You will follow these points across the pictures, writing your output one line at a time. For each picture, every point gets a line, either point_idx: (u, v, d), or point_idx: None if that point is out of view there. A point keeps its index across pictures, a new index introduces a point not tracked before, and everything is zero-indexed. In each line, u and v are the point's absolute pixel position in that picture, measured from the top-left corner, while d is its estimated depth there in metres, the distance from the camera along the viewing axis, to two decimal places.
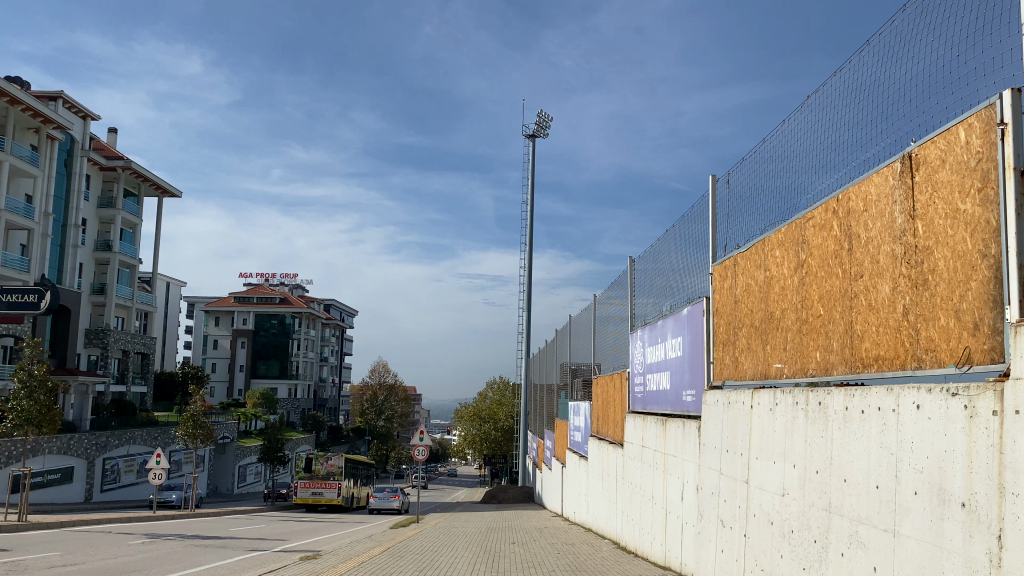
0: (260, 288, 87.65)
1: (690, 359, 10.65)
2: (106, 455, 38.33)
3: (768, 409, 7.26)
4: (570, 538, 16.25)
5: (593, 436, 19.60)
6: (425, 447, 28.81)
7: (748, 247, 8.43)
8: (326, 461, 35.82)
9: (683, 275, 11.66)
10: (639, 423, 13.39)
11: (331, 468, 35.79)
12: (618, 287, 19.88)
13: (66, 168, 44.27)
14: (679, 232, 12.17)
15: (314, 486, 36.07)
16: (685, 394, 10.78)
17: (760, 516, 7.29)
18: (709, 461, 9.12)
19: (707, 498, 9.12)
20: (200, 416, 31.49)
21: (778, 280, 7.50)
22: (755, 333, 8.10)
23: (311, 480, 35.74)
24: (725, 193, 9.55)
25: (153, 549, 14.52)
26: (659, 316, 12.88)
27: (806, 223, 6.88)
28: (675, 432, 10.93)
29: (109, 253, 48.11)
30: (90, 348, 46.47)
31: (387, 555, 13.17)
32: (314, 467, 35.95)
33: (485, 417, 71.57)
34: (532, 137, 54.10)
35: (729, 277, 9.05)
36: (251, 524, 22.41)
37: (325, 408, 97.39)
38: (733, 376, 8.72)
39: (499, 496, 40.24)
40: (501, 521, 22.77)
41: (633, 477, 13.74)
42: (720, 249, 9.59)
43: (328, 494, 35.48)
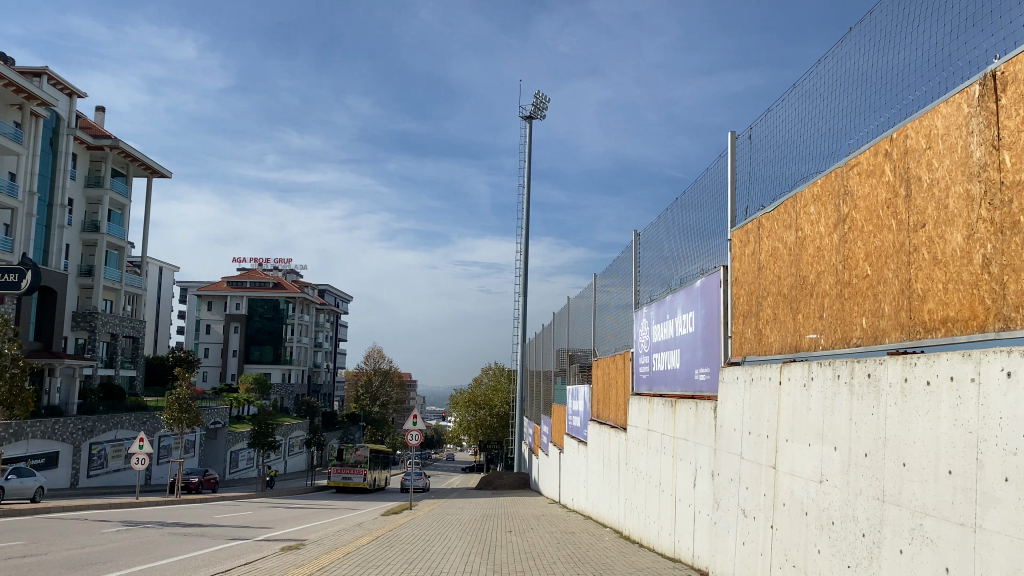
0: (253, 273, 86.65)
1: (703, 335, 9.80)
2: (92, 440, 37.49)
3: (801, 385, 6.44)
4: (569, 527, 15.46)
5: (593, 420, 18.80)
6: (419, 432, 27.91)
7: (775, 206, 7.57)
8: (355, 452, 40.28)
9: (693, 247, 10.77)
10: (644, 405, 12.56)
11: (359, 457, 40.13)
12: (618, 265, 19.01)
13: (52, 146, 43.23)
14: (686, 201, 11.26)
15: (344, 472, 40.68)
16: (697, 372, 9.95)
17: (791, 506, 6.49)
18: (727, 445, 8.29)
19: (723, 486, 8.33)
20: (187, 399, 30.60)
21: (812, 238, 6.64)
22: (783, 302, 7.25)
23: (342, 467, 40.04)
24: (746, 150, 8.66)
25: (127, 537, 13.63)
26: (667, 291, 11.97)
27: (849, 171, 6.01)
28: (686, 413, 10.12)
29: (97, 234, 47.12)
30: (77, 330, 45.54)
31: (376, 545, 12.31)
32: (345, 457, 40.52)
33: (481, 403, 70.76)
34: (529, 118, 53.18)
35: (751, 242, 8.18)
36: (237, 511, 21.58)
37: (320, 394, 96.59)
38: (755, 351, 7.89)
39: (494, 482, 39.53)
40: (496, 508, 21.95)
41: (637, 463, 12.96)
42: (740, 214, 8.71)
43: (356, 479, 39.67)
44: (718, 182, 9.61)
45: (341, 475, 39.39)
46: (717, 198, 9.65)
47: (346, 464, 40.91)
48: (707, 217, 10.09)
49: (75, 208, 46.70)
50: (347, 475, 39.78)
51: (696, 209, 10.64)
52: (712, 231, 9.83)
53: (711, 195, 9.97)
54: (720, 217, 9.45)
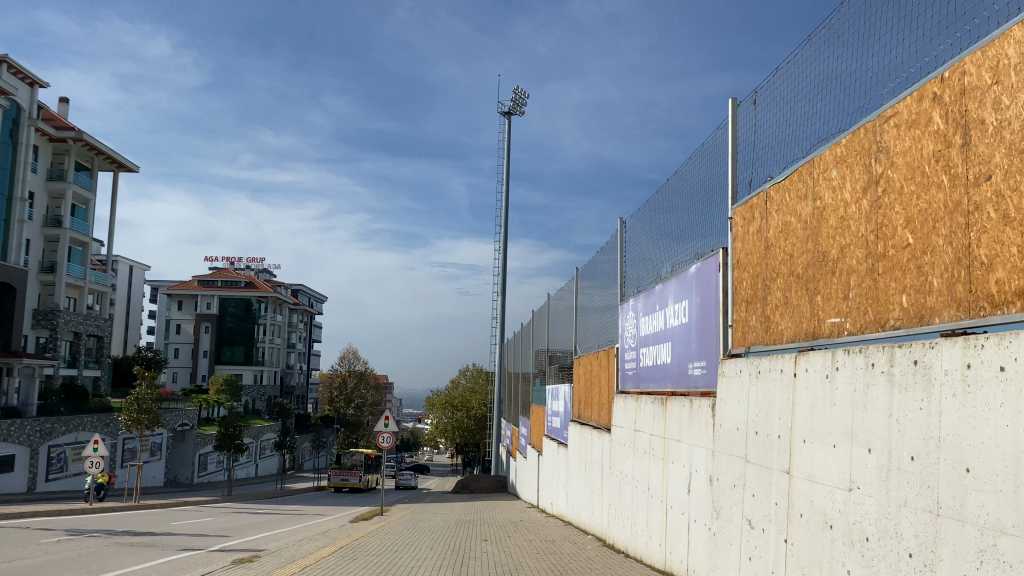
0: (225, 272, 85.10)
1: (698, 326, 8.92)
2: (51, 442, 36.00)
3: (822, 378, 5.55)
4: (549, 534, 14.55)
5: (574, 421, 17.90)
6: (391, 434, 26.87)
7: (787, 174, 6.67)
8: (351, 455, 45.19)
9: (684, 232, 9.82)
10: (631, 404, 11.65)
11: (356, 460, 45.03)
12: (599, 256, 18.18)
13: (11, 138, 41.69)
14: (677, 181, 10.35)
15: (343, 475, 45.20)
16: (690, 367, 9.08)
17: (810, 519, 5.59)
18: (727, 449, 7.40)
19: (724, 493, 7.43)
20: (146, 399, 29.29)
21: (836, 207, 5.77)
22: (797, 283, 6.37)
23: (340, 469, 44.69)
24: (750, 116, 7.74)
25: (66, 548, 12.47)
26: (656, 280, 11.06)
27: (883, 124, 5.12)
28: (677, 412, 9.25)
29: (59, 230, 45.60)
30: (38, 329, 43.98)
31: (338, 557, 11.24)
32: (342, 460, 45.46)
33: (457, 405, 69.55)
34: (508, 115, 52.35)
35: (757, 219, 7.30)
36: (197, 517, 20.51)
37: (293, 395, 95.00)
38: (762, 340, 7.01)
39: (471, 485, 38.52)
40: (473, 514, 20.99)
41: (622, 466, 12.06)
42: (744, 188, 7.81)
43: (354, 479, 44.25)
44: (717, 156, 8.69)
45: (339, 475, 43.95)
46: (714, 175, 8.72)
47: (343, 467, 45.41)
48: (702, 196, 9.16)
49: (37, 202, 45.11)
50: (345, 476, 44.25)
51: (689, 189, 9.70)
52: (708, 213, 8.89)
53: (705, 173, 9.05)
54: (718, 193, 8.53)
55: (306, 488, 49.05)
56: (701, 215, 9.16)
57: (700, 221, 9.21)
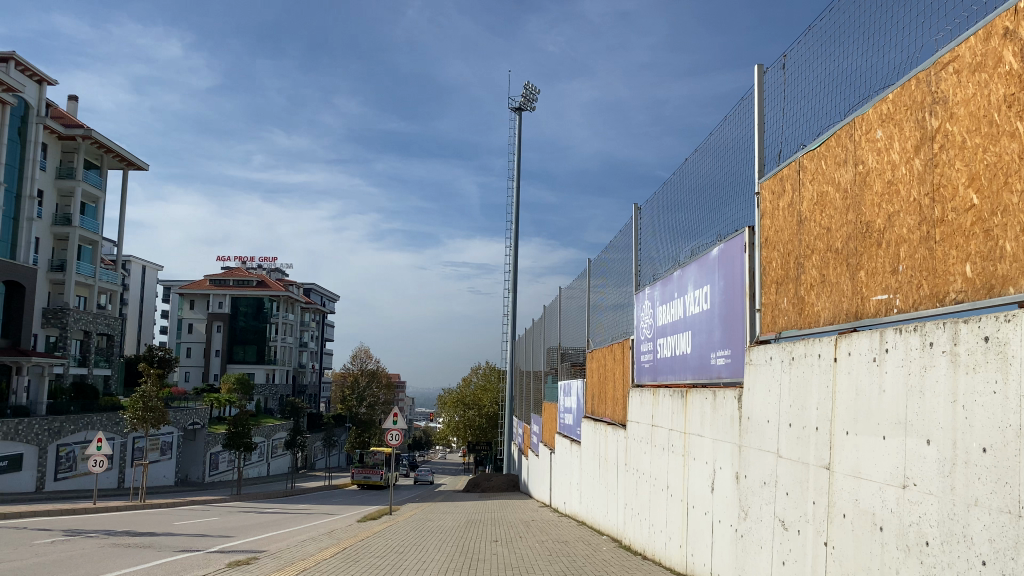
0: (236, 271, 84.94)
1: (721, 312, 8.31)
2: (60, 441, 35.71)
3: (869, 363, 4.95)
4: (563, 535, 13.95)
5: (587, 417, 17.28)
6: (400, 432, 26.33)
7: (824, 140, 6.05)
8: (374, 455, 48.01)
9: (705, 213, 9.23)
10: (648, 398, 11.03)
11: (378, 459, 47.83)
12: (612, 247, 17.54)
13: (20, 135, 41.45)
14: (697, 161, 9.75)
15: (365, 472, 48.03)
16: (713, 356, 8.46)
17: (855, 522, 4.98)
18: (756, 444, 6.80)
19: (753, 491, 6.82)
20: (151, 397, 28.90)
21: (881, 170, 5.16)
22: (835, 259, 5.76)
23: (363, 467, 47.41)
24: (779, 82, 7.12)
25: (60, 549, 11.99)
26: (675, 266, 10.44)
27: (940, 72, 4.51)
28: (698, 406, 8.64)
29: (68, 228, 45.29)
30: (48, 328, 43.73)
31: (340, 560, 10.64)
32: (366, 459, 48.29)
33: (469, 403, 69.25)
34: (519, 111, 51.84)
35: (788, 192, 6.69)
36: (201, 516, 20.03)
37: (305, 394, 94.76)
38: (795, 324, 6.40)
39: (483, 484, 37.96)
40: (484, 513, 20.43)
41: (638, 464, 11.47)
42: (772, 161, 7.19)
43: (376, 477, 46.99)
44: (741, 128, 8.08)
45: (362, 473, 46.68)
46: (740, 148, 8.11)
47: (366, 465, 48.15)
48: (726, 173, 8.54)
49: (46, 200, 44.85)
50: (368, 473, 47.06)
51: (711, 166, 9.09)
52: (732, 191, 8.29)
53: (730, 147, 8.42)
54: (744, 168, 7.92)
55: (318, 486, 48.58)
56: (724, 193, 8.55)
57: (722, 201, 8.59)
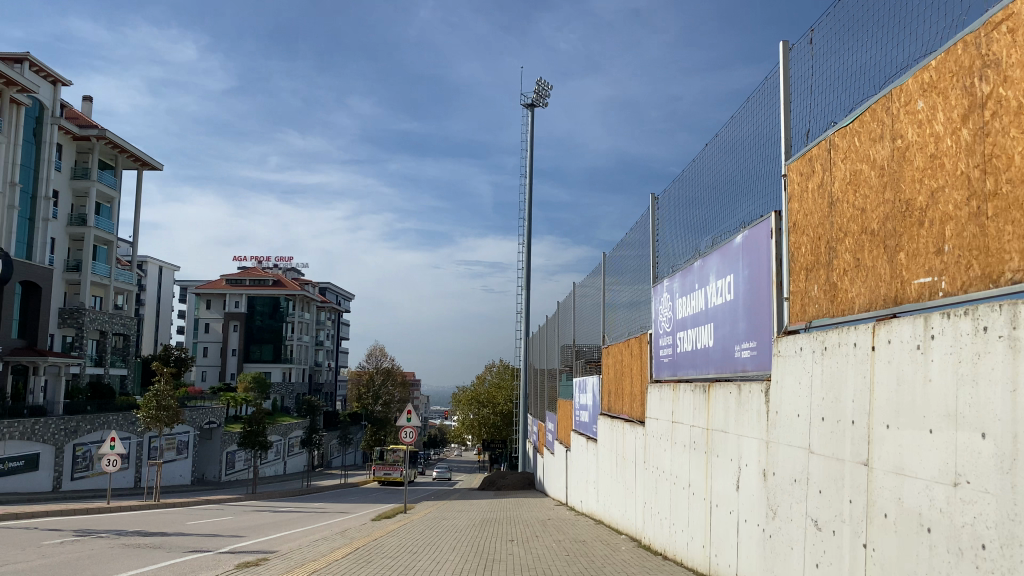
0: (252, 270, 85.08)
1: (745, 302, 7.95)
2: (77, 441, 35.69)
3: (912, 351, 4.60)
4: (580, 535, 13.61)
5: (604, 414, 16.93)
6: (414, 429, 26.06)
7: (857, 115, 5.67)
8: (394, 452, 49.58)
9: (729, 199, 8.86)
10: (668, 393, 10.68)
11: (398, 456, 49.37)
12: (626, 240, 17.14)
13: (35, 136, 41.50)
14: (720, 146, 9.38)
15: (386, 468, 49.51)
16: (738, 349, 8.10)
17: (899, 523, 4.62)
18: (784, 439, 6.45)
19: (781, 490, 6.47)
20: (164, 396, 28.77)
21: (922, 143, 4.78)
22: (872, 242, 5.39)
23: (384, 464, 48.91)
24: (806, 58, 6.72)
25: (67, 550, 11.77)
26: (696, 257, 10.06)
27: (991, 33, 4.13)
28: (722, 402, 8.27)
29: (84, 228, 45.33)
30: (64, 328, 43.79)
31: (351, 560, 10.36)
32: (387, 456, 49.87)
33: (484, 401, 69.10)
34: (531, 107, 51.50)
35: (817, 173, 6.31)
36: (214, 516, 19.84)
37: (321, 393, 94.84)
38: (827, 313, 6.03)
39: (498, 482, 37.67)
40: (499, 512, 20.12)
41: (657, 461, 11.14)
42: (800, 142, 6.80)
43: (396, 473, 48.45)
44: (766, 107, 7.71)
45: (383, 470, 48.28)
46: (766, 129, 7.73)
47: (387, 462, 49.66)
48: (751, 156, 8.17)
49: (61, 200, 44.93)
50: (389, 470, 48.58)
51: (736, 150, 8.72)
52: (758, 174, 7.92)
53: (755, 127, 8.04)
54: (771, 149, 7.55)
55: (335, 484, 48.46)
56: (750, 178, 8.17)
57: (747, 185, 8.23)
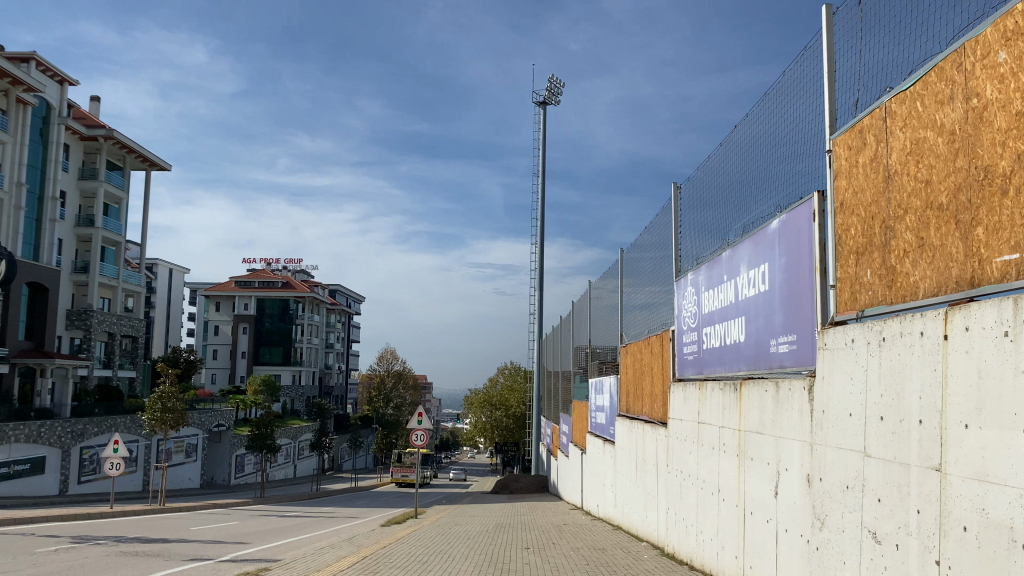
0: (262, 272, 84.75)
1: (782, 292, 7.34)
2: (83, 444, 35.31)
3: (997, 340, 3.98)
4: (599, 542, 12.99)
5: (622, 416, 16.29)
6: (426, 431, 25.44)
7: (918, 78, 5.06)
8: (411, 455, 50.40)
9: (762, 182, 8.26)
10: (694, 393, 10.06)
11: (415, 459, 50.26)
12: (642, 235, 16.48)
13: (42, 136, 41.22)
14: (750, 124, 8.77)
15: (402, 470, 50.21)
16: (774, 343, 7.48)
17: (982, 536, 4.00)
18: (834, 441, 5.84)
19: (830, 497, 5.85)
20: (169, 398, 28.32)
21: (1005, 102, 4.17)
22: (939, 218, 4.77)
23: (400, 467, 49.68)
24: (853, 20, 6.10)
25: (62, 558, 11.28)
26: (724, 246, 9.44)
27: None
28: (757, 401, 7.64)
29: (91, 228, 45.02)
30: (72, 330, 43.50)
31: (358, 571, 9.78)
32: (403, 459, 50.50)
33: (496, 403, 68.49)
34: (543, 105, 51.02)
35: (870, 144, 5.69)
36: (220, 521, 19.33)
37: (332, 395, 94.43)
38: (883, 301, 5.41)
39: (511, 485, 37.08)
40: (512, 517, 19.52)
41: (682, 465, 10.52)
42: (847, 113, 6.18)
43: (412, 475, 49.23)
44: (806, 79, 7.11)
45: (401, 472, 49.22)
46: (804, 104, 7.15)
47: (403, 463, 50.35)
48: (788, 133, 7.56)
49: (69, 201, 44.63)
50: (405, 472, 49.35)
51: (769, 127, 8.11)
52: (796, 155, 7.33)
53: (794, 102, 7.43)
54: (810, 125, 6.95)
55: (344, 488, 47.87)
56: (786, 158, 7.57)
57: (784, 165, 7.63)
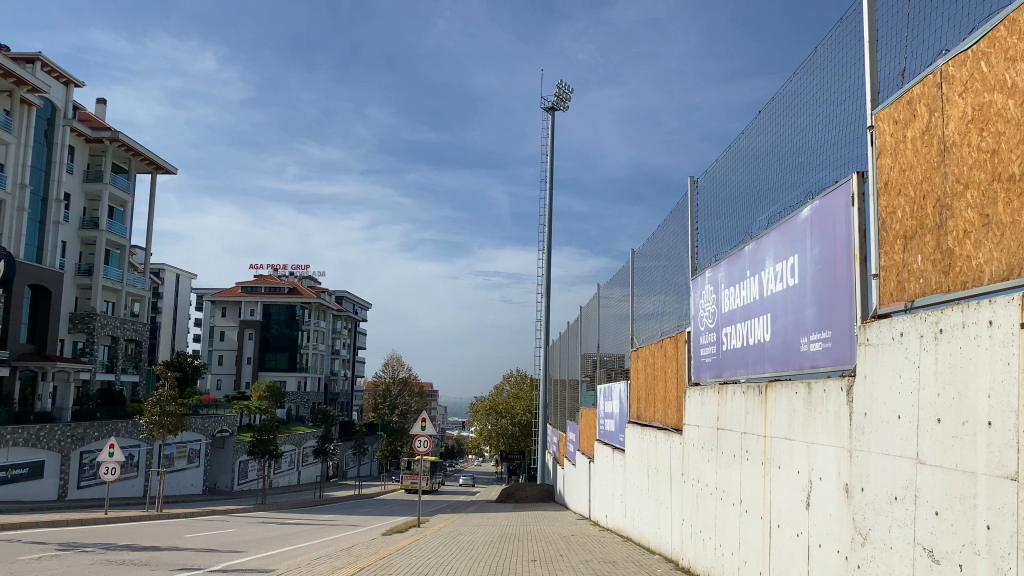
0: (268, 278, 84.29)
1: (815, 285, 6.73)
2: (83, 448, 34.79)
3: None
4: (609, 554, 12.34)
5: (633, 423, 15.65)
6: (429, 438, 24.83)
7: (980, 36, 4.48)
8: None
9: (786, 170, 7.83)
10: (713, 396, 9.45)
11: None
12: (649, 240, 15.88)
13: (46, 138, 40.90)
14: (776, 109, 8.23)
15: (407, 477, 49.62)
16: (805, 341, 6.86)
17: None
18: (878, 447, 5.23)
19: (875, 507, 5.23)
20: (167, 403, 27.79)
21: None
22: (1008, 193, 4.19)
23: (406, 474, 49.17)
24: None
25: (44, 567, 10.69)
26: (746, 241, 8.87)
27: None
28: (785, 404, 7.04)
29: (95, 231, 44.63)
30: (75, 333, 43.08)
31: None
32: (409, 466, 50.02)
33: (502, 411, 67.83)
34: (552, 110, 50.52)
35: (921, 113, 5.11)
36: (216, 528, 18.71)
37: (337, 402, 93.85)
38: (937, 291, 4.81)
39: (517, 494, 36.45)
40: (519, 527, 18.92)
41: (699, 474, 9.89)
42: (893, 85, 5.59)
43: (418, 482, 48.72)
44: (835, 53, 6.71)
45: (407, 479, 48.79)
46: (838, 80, 6.63)
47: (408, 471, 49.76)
48: (813, 117, 7.16)
49: (73, 203, 44.26)
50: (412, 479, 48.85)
51: (793, 111, 7.72)
52: (823, 138, 6.91)
53: (821, 82, 7.03)
54: (839, 102, 6.56)
55: (348, 496, 47.11)
56: (813, 141, 7.15)
57: (810, 149, 7.20)
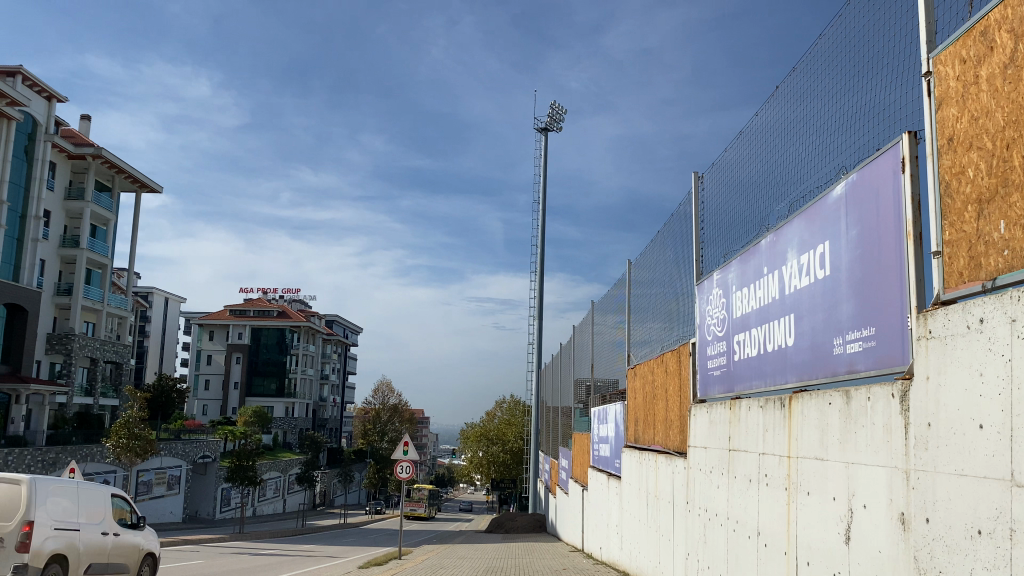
0: (256, 300, 82.93)
1: (853, 273, 5.64)
2: (55, 475, 33.32)
3: None
4: None
5: (630, 446, 14.50)
6: (411, 464, 23.37)
7: None
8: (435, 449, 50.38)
9: (792, 171, 7.16)
10: (724, 413, 8.33)
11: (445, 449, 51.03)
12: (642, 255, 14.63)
13: (27, 153, 39.82)
14: (783, 101, 7.44)
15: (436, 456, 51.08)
16: (842, 342, 5.75)
17: None
18: (953, 462, 4.11)
19: (951, 541, 4.07)
20: (135, 424, 26.47)
21: None
22: None
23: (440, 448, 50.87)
24: None
25: None
26: (754, 241, 7.94)
27: None
28: (816, 418, 5.93)
29: (75, 250, 43.47)
30: (52, 354, 41.75)
31: None
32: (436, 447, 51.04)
33: (493, 438, 66.46)
34: (546, 131, 49.73)
35: (1003, 38, 4.05)
36: (184, 560, 17.41)
37: (326, 428, 92.21)
38: None
39: (506, 524, 35.06)
40: (507, 559, 17.63)
41: (708, 502, 8.69)
42: (958, 19, 4.53)
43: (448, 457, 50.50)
44: (836, 60, 6.23)
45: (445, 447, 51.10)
46: (857, 53, 5.83)
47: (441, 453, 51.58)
48: (826, 101, 6.39)
49: (54, 221, 43.18)
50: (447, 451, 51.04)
51: (797, 109, 7.06)
52: (837, 125, 6.17)
53: (830, 66, 6.35)
54: (861, 79, 5.75)
55: (333, 525, 45.59)
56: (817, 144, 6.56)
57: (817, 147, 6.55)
